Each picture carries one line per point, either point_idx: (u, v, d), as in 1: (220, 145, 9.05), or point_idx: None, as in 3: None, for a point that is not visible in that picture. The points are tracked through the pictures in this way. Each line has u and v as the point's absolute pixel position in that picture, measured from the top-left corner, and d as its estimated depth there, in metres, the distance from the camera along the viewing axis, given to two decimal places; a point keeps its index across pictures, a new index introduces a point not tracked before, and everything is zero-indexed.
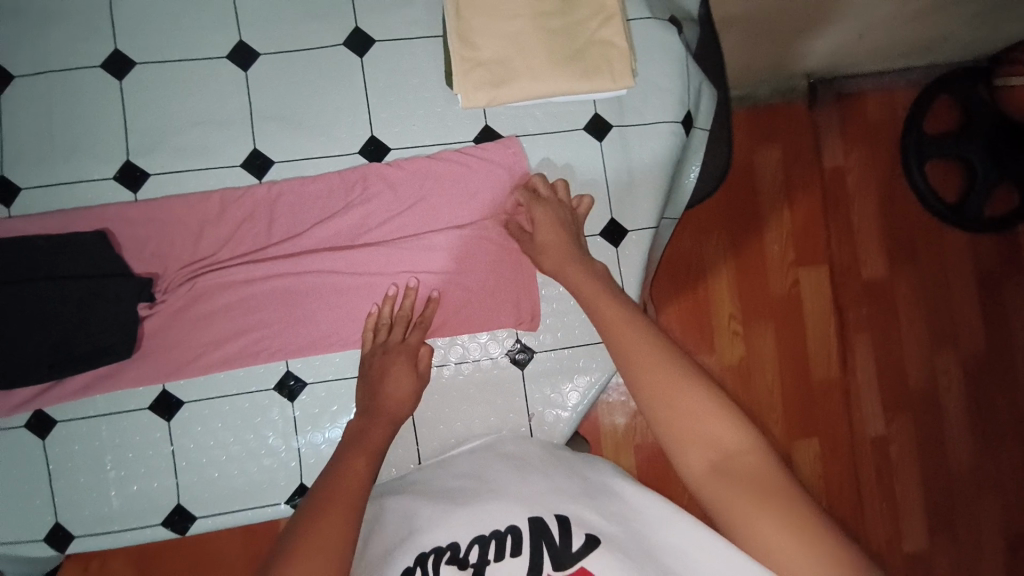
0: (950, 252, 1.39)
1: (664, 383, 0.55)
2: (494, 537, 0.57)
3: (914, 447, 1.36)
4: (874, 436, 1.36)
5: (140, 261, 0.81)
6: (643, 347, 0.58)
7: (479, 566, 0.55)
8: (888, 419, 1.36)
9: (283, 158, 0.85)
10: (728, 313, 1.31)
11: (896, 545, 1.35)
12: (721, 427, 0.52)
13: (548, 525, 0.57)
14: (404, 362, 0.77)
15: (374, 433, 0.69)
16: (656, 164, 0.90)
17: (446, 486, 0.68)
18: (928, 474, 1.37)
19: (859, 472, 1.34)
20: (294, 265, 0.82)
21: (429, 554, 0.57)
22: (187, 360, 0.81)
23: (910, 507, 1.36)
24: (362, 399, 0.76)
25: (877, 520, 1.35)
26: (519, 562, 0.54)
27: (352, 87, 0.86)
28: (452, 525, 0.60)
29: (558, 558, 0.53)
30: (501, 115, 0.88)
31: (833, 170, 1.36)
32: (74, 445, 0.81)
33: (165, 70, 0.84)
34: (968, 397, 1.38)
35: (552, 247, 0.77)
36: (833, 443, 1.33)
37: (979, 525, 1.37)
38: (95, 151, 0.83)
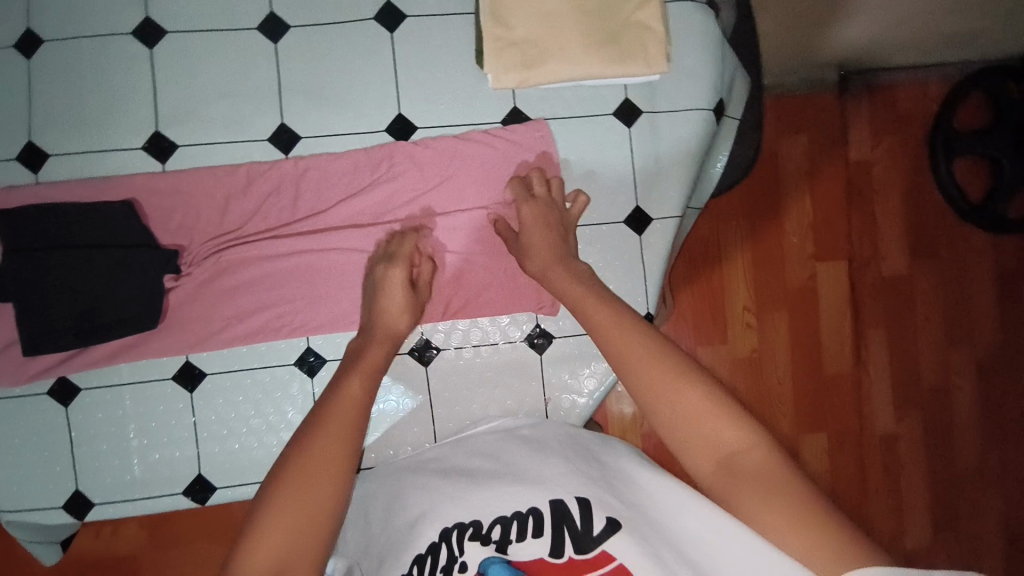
0: (972, 249, 1.36)
1: (663, 384, 0.54)
2: (516, 517, 0.58)
3: (922, 442, 1.36)
4: (883, 431, 1.36)
5: (165, 234, 0.82)
6: (638, 344, 0.58)
7: (501, 544, 0.56)
8: (898, 415, 1.36)
9: (309, 134, 0.84)
10: (742, 304, 1.30)
11: (899, 540, 1.36)
12: (721, 424, 0.52)
13: (569, 509, 0.57)
14: (399, 268, 0.76)
15: (370, 353, 0.68)
16: (684, 151, 0.88)
17: (466, 463, 0.69)
18: (934, 471, 1.37)
19: (866, 466, 1.35)
20: (320, 243, 0.83)
21: (453, 530, 0.59)
22: (209, 333, 0.83)
23: (915, 502, 1.36)
24: (365, 317, 0.76)
25: (882, 514, 1.36)
26: (541, 542, 0.55)
27: (381, 62, 0.84)
28: (473, 504, 0.61)
29: (580, 543, 0.54)
30: (531, 97, 0.87)
31: (860, 162, 1.33)
32: (98, 412, 0.84)
33: (196, 40, 0.84)
34: (979, 395, 1.37)
35: (539, 248, 0.75)
36: (841, 436, 1.34)
37: (983, 523, 1.37)
38: (123, 121, 0.83)
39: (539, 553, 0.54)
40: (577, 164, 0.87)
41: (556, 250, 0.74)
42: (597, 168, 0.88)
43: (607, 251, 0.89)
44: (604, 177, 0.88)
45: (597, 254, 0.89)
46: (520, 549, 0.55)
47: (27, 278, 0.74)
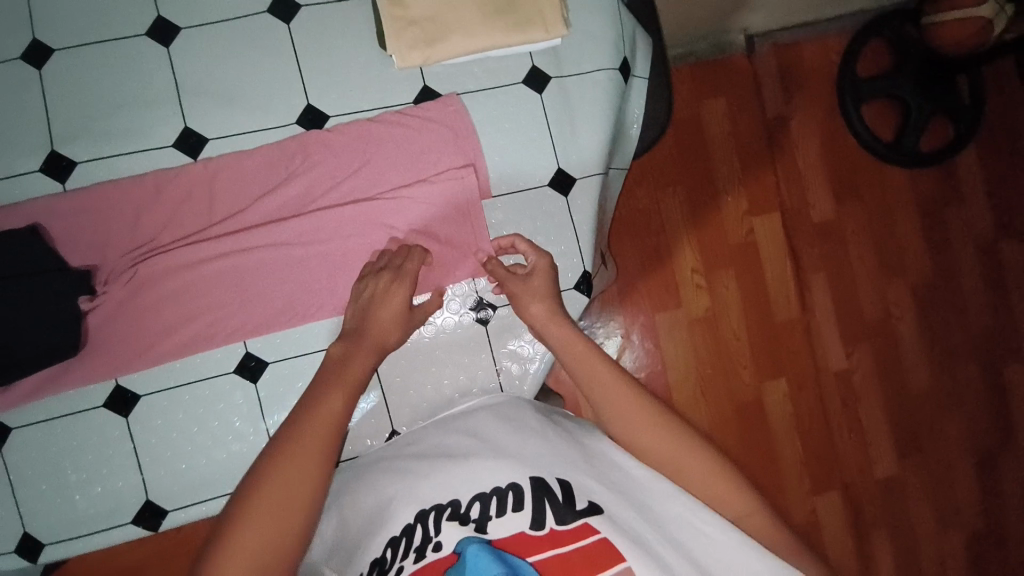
0: (892, 185, 1.43)
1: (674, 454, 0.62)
2: (496, 493, 0.58)
3: (875, 374, 1.43)
4: (837, 369, 1.41)
5: (76, 255, 0.79)
6: (641, 412, 0.64)
7: (481, 522, 0.56)
8: (848, 351, 1.42)
9: (217, 135, 0.82)
10: (690, 266, 1.34)
11: (869, 471, 1.41)
12: (727, 491, 0.60)
13: (551, 486, 0.58)
14: (402, 288, 0.76)
15: (355, 361, 0.68)
16: (596, 111, 0.91)
17: (442, 443, 0.69)
18: (891, 402, 1.43)
19: (827, 407, 1.40)
20: (244, 243, 0.81)
21: (430, 512, 0.59)
22: (138, 352, 0.80)
23: (877, 434, 1.42)
24: (351, 318, 0.75)
25: (849, 451, 1.41)
26: (522, 516, 0.55)
27: (281, 55, 0.83)
28: (452, 485, 0.61)
29: (561, 515, 0.55)
30: (439, 74, 0.87)
31: (777, 118, 1.39)
32: (29, 451, 0.80)
33: (83, 53, 0.81)
34: (921, 324, 1.44)
35: (541, 297, 0.77)
36: (799, 380, 1.39)
37: (944, 442, 1.44)
38: (16, 144, 0.80)
39: (519, 527, 0.54)
40: (493, 134, 0.89)
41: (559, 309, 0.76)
42: (512, 137, 0.89)
43: (537, 217, 0.90)
44: (521, 144, 0.89)
45: (526, 220, 0.90)
46: (500, 525, 0.55)
47: None
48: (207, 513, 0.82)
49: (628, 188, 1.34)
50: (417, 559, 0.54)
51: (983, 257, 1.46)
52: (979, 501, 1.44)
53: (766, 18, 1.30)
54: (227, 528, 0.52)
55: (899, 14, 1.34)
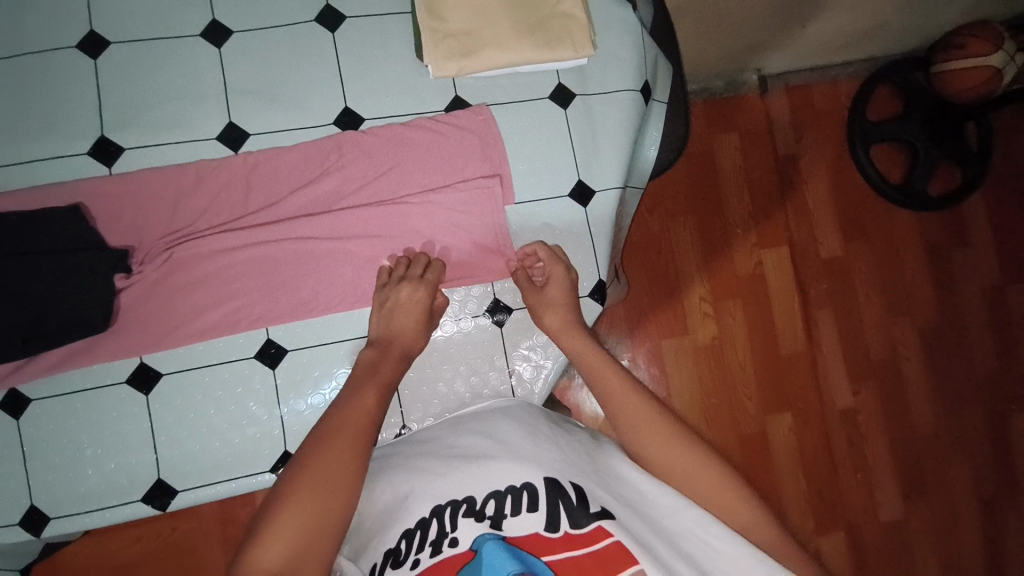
0: (899, 227, 1.46)
1: (681, 461, 0.62)
2: (510, 492, 0.59)
3: (881, 415, 1.42)
4: (843, 407, 1.41)
5: (114, 236, 0.83)
6: (649, 419, 0.65)
7: (496, 519, 0.56)
8: (855, 390, 1.42)
9: (257, 131, 0.87)
10: (699, 294, 1.37)
11: (874, 515, 1.40)
12: (734, 499, 0.60)
13: (566, 489, 0.58)
14: (422, 291, 0.81)
15: (384, 367, 0.73)
16: (618, 129, 0.95)
17: (457, 444, 0.69)
18: (897, 444, 1.43)
19: (832, 444, 1.40)
20: (275, 233, 0.84)
21: (446, 507, 0.59)
22: (165, 331, 0.82)
23: (883, 475, 1.41)
24: (376, 327, 0.79)
25: (855, 493, 1.39)
26: (537, 517, 0.56)
27: (324, 61, 0.89)
28: (466, 481, 0.61)
29: (575, 518, 0.55)
30: (471, 86, 0.92)
31: (788, 156, 1.43)
32: (49, 423, 0.81)
33: (140, 47, 0.86)
34: (928, 366, 1.45)
35: (558, 306, 0.82)
36: (806, 416, 1.38)
37: (949, 488, 1.43)
38: (68, 128, 0.84)
39: (534, 527, 0.55)
40: (518, 144, 0.93)
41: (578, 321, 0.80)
42: (536, 148, 0.93)
43: (556, 225, 0.93)
44: (544, 156, 0.93)
45: (545, 228, 0.93)
46: (516, 524, 0.55)
47: None
48: (205, 498, 0.83)
49: (641, 215, 1.38)
50: (433, 552, 0.54)
51: (989, 303, 1.48)
52: (985, 551, 1.42)
53: (779, 60, 1.36)
54: (270, 512, 0.53)
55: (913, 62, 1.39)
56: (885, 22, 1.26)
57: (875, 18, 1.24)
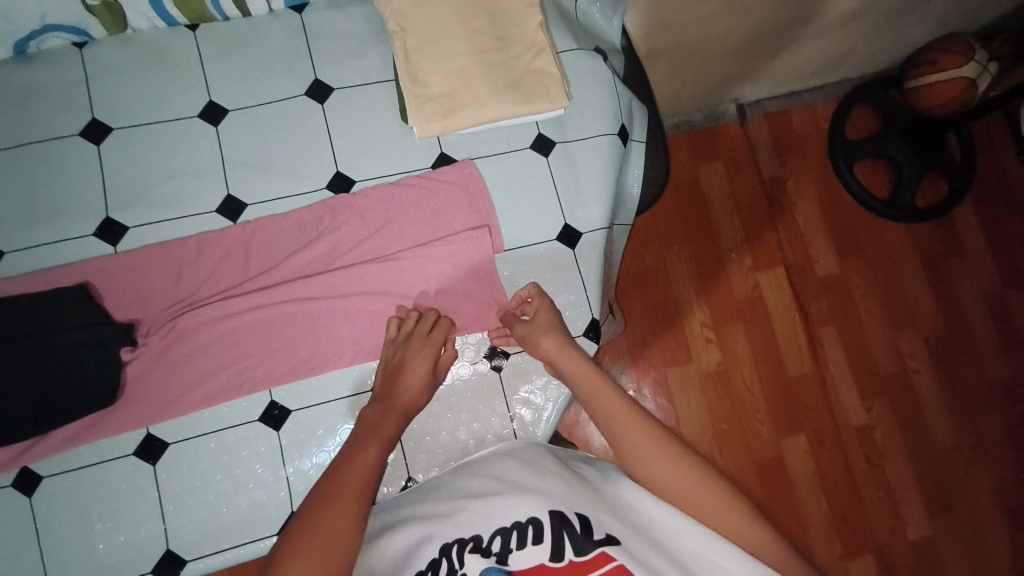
0: (892, 241, 1.48)
1: (685, 485, 0.61)
2: (516, 528, 0.60)
3: (896, 429, 1.41)
4: (857, 424, 1.40)
5: (120, 311, 0.86)
6: (647, 443, 0.64)
7: (502, 554, 0.58)
8: (868, 406, 1.41)
9: (254, 200, 0.91)
10: (700, 321, 1.38)
11: (901, 534, 1.37)
12: (743, 525, 0.58)
13: (569, 517, 0.59)
14: (427, 349, 0.82)
15: (385, 424, 0.72)
16: (599, 171, 0.99)
17: (464, 486, 0.70)
18: (916, 457, 1.41)
19: (851, 464, 1.38)
20: (275, 297, 0.87)
21: (454, 545, 0.60)
22: (171, 400, 0.84)
23: (906, 490, 1.39)
24: (380, 384, 0.80)
25: (879, 512, 1.37)
26: (541, 549, 0.57)
27: (315, 131, 0.94)
28: (474, 520, 0.62)
29: (579, 544, 0.56)
30: (455, 143, 0.97)
31: (774, 180, 1.46)
32: (59, 501, 0.82)
33: (141, 131, 0.91)
34: (938, 375, 1.44)
35: (543, 333, 0.82)
36: (821, 435, 1.37)
37: (975, 500, 1.40)
38: (75, 211, 0.89)
39: (539, 558, 0.56)
40: (503, 193, 0.97)
41: (566, 339, 0.81)
42: (521, 196, 0.97)
43: (546, 268, 0.96)
44: (529, 203, 0.97)
45: (536, 271, 0.95)
46: (521, 557, 0.57)
47: None
48: (217, 566, 0.83)
49: (634, 249, 1.40)
50: None
51: (993, 309, 1.48)
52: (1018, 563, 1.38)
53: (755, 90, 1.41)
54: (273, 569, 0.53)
55: (884, 81, 1.45)
56: (852, 48, 1.31)
57: (843, 44, 1.29)
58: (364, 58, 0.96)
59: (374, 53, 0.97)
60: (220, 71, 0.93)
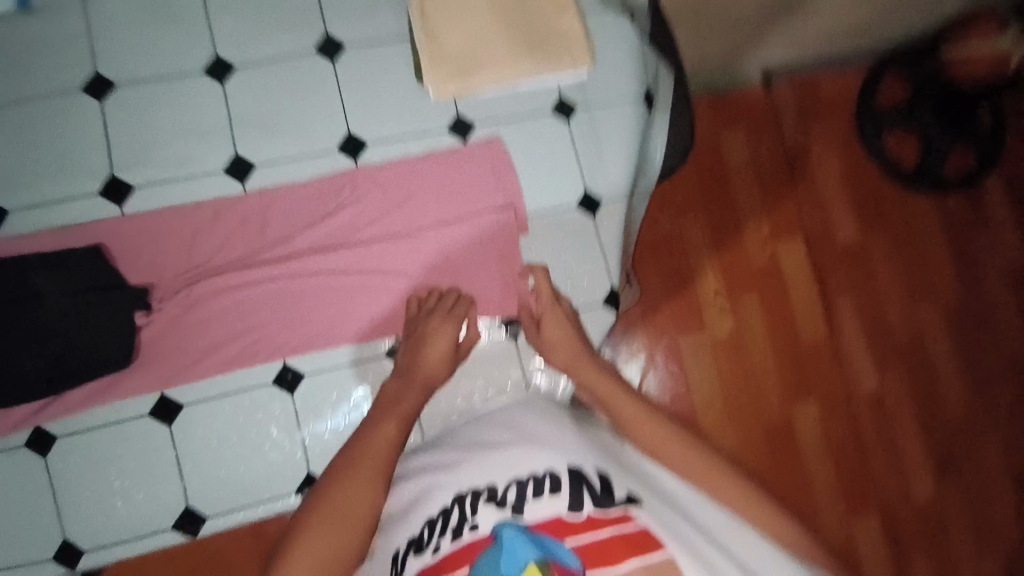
0: (917, 215, 1.39)
1: (714, 482, 0.59)
2: (532, 478, 0.57)
3: (909, 398, 1.35)
4: (868, 392, 1.33)
5: (133, 273, 0.84)
6: (667, 443, 0.63)
7: (517, 504, 0.54)
8: (880, 373, 1.34)
9: (264, 160, 0.88)
10: (714, 288, 1.28)
11: (906, 499, 1.31)
12: (775, 528, 0.56)
13: (588, 474, 0.56)
14: (451, 324, 0.80)
15: (407, 398, 0.71)
16: (622, 138, 0.96)
17: (478, 436, 0.67)
18: (927, 426, 1.34)
19: (861, 434, 1.31)
20: (288, 262, 0.86)
21: (467, 494, 0.57)
22: (186, 365, 0.84)
23: (914, 456, 1.33)
24: (402, 359, 0.78)
25: (885, 474, 1.32)
26: (559, 500, 0.53)
27: (325, 88, 0.89)
28: (486, 470, 0.59)
29: (601, 502, 0.53)
30: (471, 104, 0.92)
31: (795, 149, 1.37)
32: (76, 459, 0.83)
33: (146, 86, 0.88)
34: (955, 345, 1.37)
35: (563, 343, 0.79)
36: (832, 400, 1.31)
37: (983, 465, 1.34)
38: (81, 169, 0.86)
39: (556, 509, 0.53)
40: (521, 158, 0.93)
41: (580, 342, 0.79)
42: (539, 161, 0.93)
43: (564, 236, 0.93)
44: (548, 169, 0.93)
45: (554, 240, 0.93)
46: (537, 508, 0.53)
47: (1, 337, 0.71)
48: (241, 522, 0.84)
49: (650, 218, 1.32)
50: (454, 537, 0.53)
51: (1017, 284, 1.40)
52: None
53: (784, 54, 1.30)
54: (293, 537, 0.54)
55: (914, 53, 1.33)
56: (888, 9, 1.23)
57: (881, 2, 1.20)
58: (376, 11, 0.91)
59: (387, 5, 0.91)
60: (226, 22, 0.89)
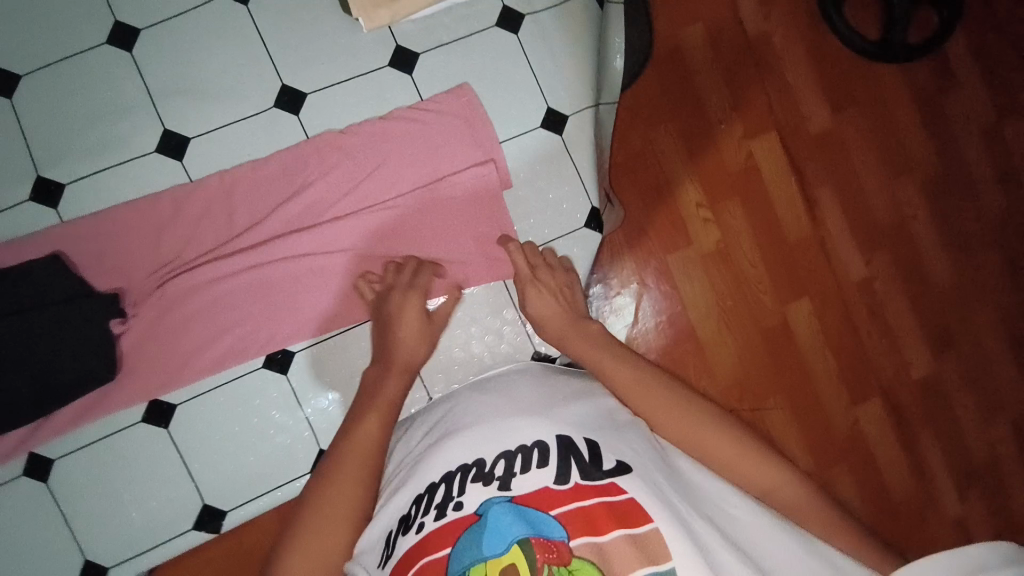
0: (886, 85, 1.22)
1: (703, 438, 0.60)
2: (521, 451, 0.55)
3: (899, 278, 1.20)
4: (858, 278, 1.18)
5: (101, 280, 0.78)
6: (656, 400, 0.63)
7: (505, 479, 0.53)
8: (868, 256, 1.19)
9: (198, 133, 0.80)
10: (695, 199, 1.13)
11: (904, 375, 1.20)
12: (760, 472, 0.59)
13: (578, 444, 0.55)
14: (416, 298, 0.75)
15: (388, 387, 0.67)
16: (576, 41, 0.89)
17: (471, 406, 0.64)
18: (917, 298, 1.21)
19: (856, 324, 1.18)
20: (252, 240, 0.80)
21: (455, 473, 0.55)
22: (177, 369, 0.79)
23: (909, 333, 1.20)
24: (377, 344, 0.74)
25: (881, 356, 1.19)
26: (547, 472, 0.52)
27: (247, 40, 0.81)
28: (476, 443, 0.57)
29: (588, 472, 0.52)
30: (410, 31, 0.84)
31: (759, 36, 1.17)
32: (80, 479, 0.80)
33: (50, 72, 0.79)
34: (936, 217, 1.22)
35: (553, 317, 0.76)
36: (824, 296, 1.17)
37: (978, 333, 1.23)
38: (2, 178, 0.78)
39: (544, 482, 0.51)
40: (477, 84, 0.86)
41: (566, 312, 0.76)
42: (496, 83, 0.86)
43: (536, 161, 0.87)
44: (507, 90, 0.87)
45: (527, 166, 0.87)
46: (524, 482, 0.52)
47: None
48: (241, 519, 0.81)
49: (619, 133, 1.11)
50: (438, 516, 0.51)
51: (985, 144, 1.25)
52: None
53: None
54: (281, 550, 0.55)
55: None
56: None
57: None
58: None
59: None
60: None
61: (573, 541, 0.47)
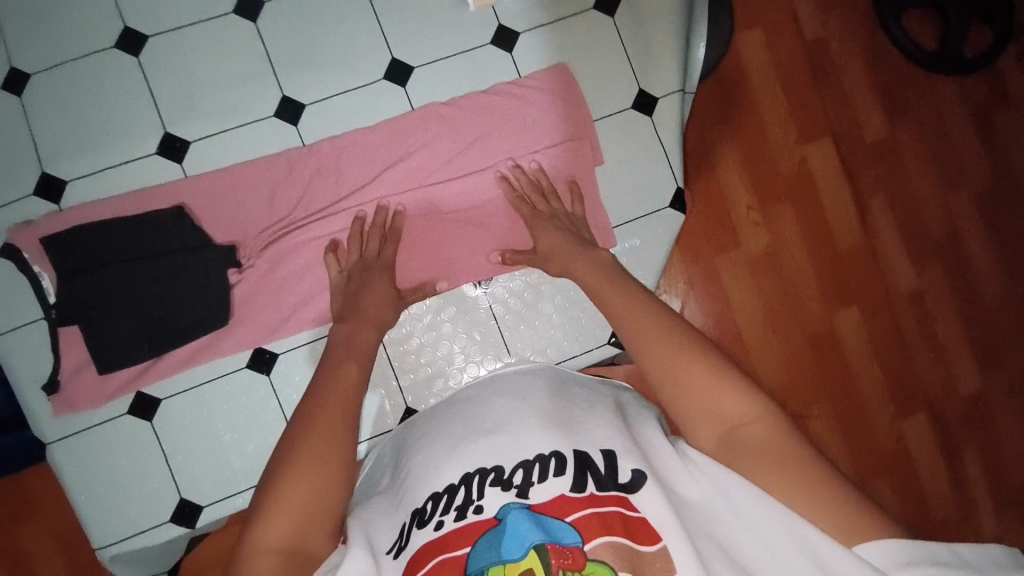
0: (942, 100, 1.18)
1: (671, 359, 0.53)
2: (539, 460, 0.49)
3: (949, 293, 1.16)
4: (907, 288, 1.15)
5: (217, 232, 0.83)
6: (641, 316, 0.58)
7: (522, 487, 0.47)
8: (920, 268, 1.15)
9: (313, 100, 0.85)
10: (745, 203, 1.07)
11: (953, 390, 1.15)
12: (727, 397, 0.50)
13: (594, 457, 0.48)
14: (382, 268, 0.78)
15: (358, 338, 0.68)
16: (667, 27, 0.92)
17: (489, 407, 0.57)
18: (967, 313, 1.17)
19: (904, 332, 1.14)
20: (353, 203, 0.84)
21: (474, 475, 0.49)
22: (281, 321, 0.84)
23: (957, 349, 1.16)
24: (342, 308, 0.76)
25: (930, 369, 1.15)
26: (564, 480, 0.47)
27: (362, 15, 0.86)
28: (490, 446, 0.51)
29: (605, 485, 0.46)
30: (513, 12, 0.88)
31: (818, 42, 1.13)
32: (182, 419, 0.84)
33: (178, 36, 0.84)
34: (992, 231, 1.18)
35: (556, 250, 0.77)
36: (872, 302, 1.12)
37: None
38: (130, 132, 0.84)
39: (560, 490, 0.46)
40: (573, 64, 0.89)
41: (573, 242, 0.76)
42: (591, 64, 0.90)
43: (625, 140, 0.90)
44: (601, 71, 0.90)
45: (616, 144, 0.90)
46: (542, 491, 0.46)
47: (102, 296, 0.79)
48: None
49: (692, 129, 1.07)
50: (457, 517, 0.46)
51: None
52: None
53: None
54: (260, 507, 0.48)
55: None
56: None
57: None
58: None
59: None
60: None
61: (589, 544, 0.43)
